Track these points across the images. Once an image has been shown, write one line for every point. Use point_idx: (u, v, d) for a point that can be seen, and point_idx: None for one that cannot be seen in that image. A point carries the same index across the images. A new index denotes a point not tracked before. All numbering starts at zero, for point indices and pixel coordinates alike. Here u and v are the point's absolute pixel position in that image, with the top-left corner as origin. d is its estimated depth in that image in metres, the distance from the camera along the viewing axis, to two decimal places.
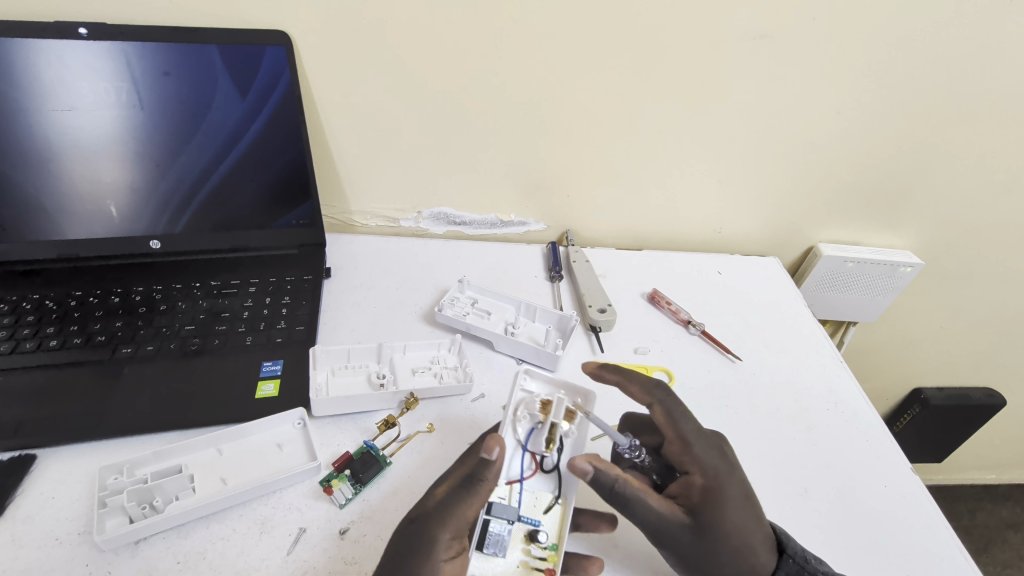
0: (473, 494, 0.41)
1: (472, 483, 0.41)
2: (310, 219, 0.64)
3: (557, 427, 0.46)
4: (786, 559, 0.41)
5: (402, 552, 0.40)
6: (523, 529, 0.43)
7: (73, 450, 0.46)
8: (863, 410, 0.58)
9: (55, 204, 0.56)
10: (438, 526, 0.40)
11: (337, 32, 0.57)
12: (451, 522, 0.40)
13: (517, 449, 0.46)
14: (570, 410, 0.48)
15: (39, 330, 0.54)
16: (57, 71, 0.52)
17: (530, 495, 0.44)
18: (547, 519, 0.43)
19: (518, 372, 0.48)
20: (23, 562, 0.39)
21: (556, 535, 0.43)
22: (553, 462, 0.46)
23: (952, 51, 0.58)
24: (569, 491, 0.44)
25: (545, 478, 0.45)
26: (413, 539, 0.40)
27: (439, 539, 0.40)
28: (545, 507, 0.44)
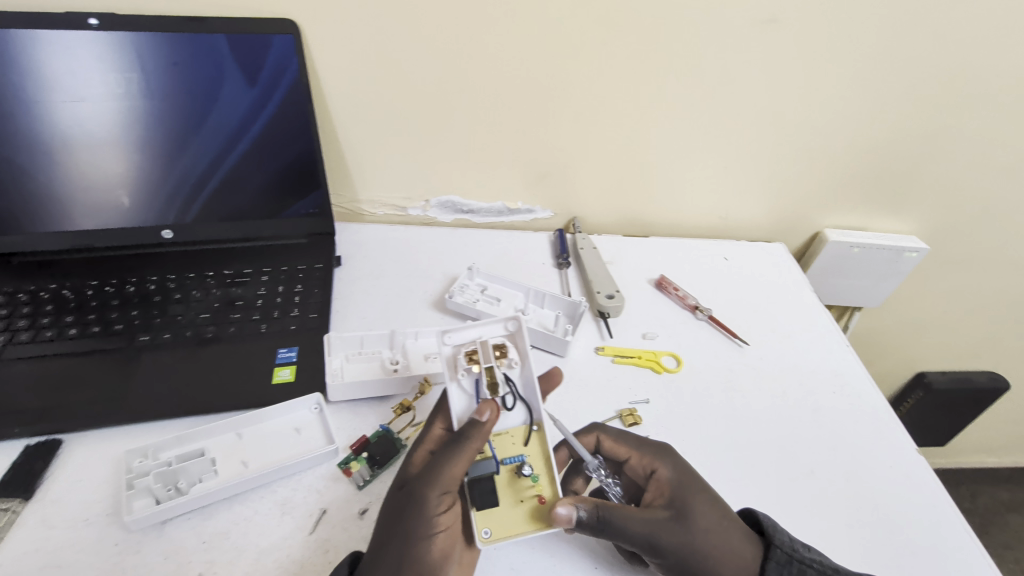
0: (460, 453, 0.40)
1: (459, 441, 0.40)
2: (319, 208, 0.65)
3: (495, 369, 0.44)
4: (775, 549, 0.41)
5: (396, 514, 0.40)
6: (508, 467, 0.43)
7: (95, 435, 0.47)
8: (868, 393, 0.59)
9: (69, 195, 0.57)
10: (427, 488, 0.40)
11: (346, 21, 0.57)
12: (439, 483, 0.40)
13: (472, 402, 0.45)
14: (501, 347, 0.45)
15: (58, 319, 0.55)
16: (68, 62, 0.52)
17: (505, 437, 0.45)
18: (528, 450, 0.44)
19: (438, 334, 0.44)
20: (53, 542, 0.41)
21: (539, 463, 0.44)
22: (512, 398, 0.45)
23: (961, 35, 0.58)
24: (539, 416, 0.45)
25: (511, 413, 0.45)
26: (404, 501, 0.40)
27: (429, 500, 0.40)
28: (522, 439, 0.44)
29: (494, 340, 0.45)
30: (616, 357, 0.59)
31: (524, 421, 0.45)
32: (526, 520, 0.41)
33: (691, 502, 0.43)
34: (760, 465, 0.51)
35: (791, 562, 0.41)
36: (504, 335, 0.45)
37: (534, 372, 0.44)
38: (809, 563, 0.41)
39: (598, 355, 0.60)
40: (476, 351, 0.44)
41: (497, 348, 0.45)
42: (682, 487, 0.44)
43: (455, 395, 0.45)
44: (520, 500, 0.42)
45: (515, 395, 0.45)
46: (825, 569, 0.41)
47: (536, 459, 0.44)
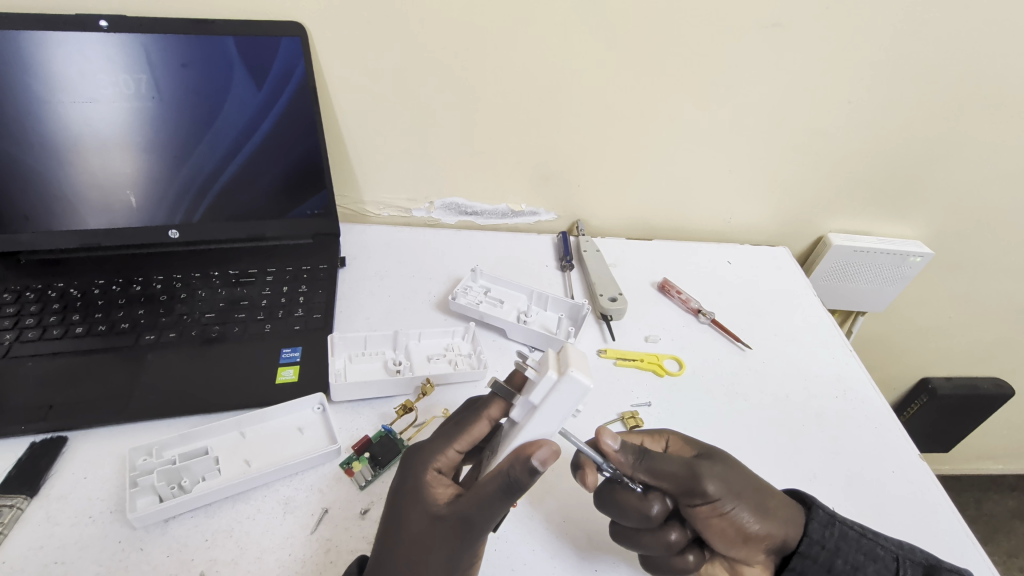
0: (507, 498, 0.37)
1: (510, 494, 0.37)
2: (324, 209, 0.65)
3: None
4: (816, 509, 0.43)
5: (430, 547, 0.39)
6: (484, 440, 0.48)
7: (101, 433, 0.48)
8: (871, 398, 0.59)
9: (78, 195, 0.58)
10: (471, 528, 0.38)
11: (352, 24, 0.58)
12: (486, 527, 0.38)
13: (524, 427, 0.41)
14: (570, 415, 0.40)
15: (65, 318, 0.55)
16: (77, 64, 0.53)
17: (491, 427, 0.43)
18: None
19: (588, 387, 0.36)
20: (58, 539, 0.41)
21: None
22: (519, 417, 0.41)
23: (967, 39, 0.58)
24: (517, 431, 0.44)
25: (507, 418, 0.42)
26: (439, 536, 0.39)
27: (473, 539, 0.38)
28: None
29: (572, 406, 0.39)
30: (618, 360, 0.59)
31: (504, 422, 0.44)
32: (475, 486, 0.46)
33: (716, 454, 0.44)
34: (762, 470, 0.50)
35: (833, 519, 0.43)
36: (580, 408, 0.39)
37: None
38: (850, 525, 0.43)
39: (600, 358, 0.60)
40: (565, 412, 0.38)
41: None
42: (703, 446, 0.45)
43: (540, 420, 0.37)
44: None
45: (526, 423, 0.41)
46: (863, 533, 0.43)
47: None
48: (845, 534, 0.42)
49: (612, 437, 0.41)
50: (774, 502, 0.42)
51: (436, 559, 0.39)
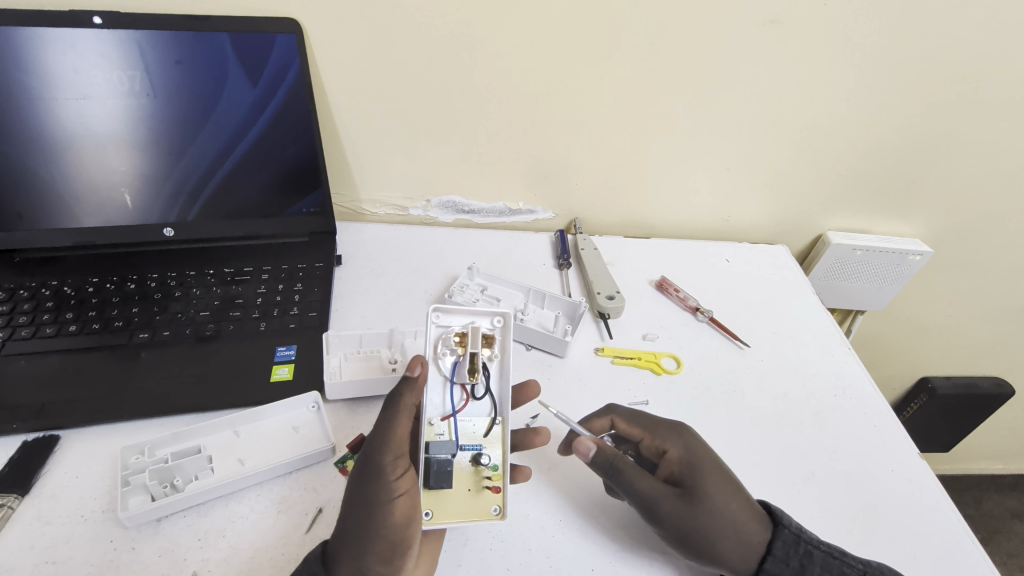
0: (398, 409, 0.42)
1: (399, 402, 0.42)
2: (320, 207, 0.65)
3: (478, 357, 0.43)
4: (782, 530, 0.42)
5: (354, 489, 0.40)
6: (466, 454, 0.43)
7: (94, 431, 0.47)
8: (870, 396, 0.58)
9: (72, 193, 0.57)
10: (376, 450, 0.40)
11: (348, 21, 0.57)
12: (388, 445, 0.40)
13: (446, 384, 0.44)
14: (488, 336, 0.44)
15: (58, 316, 0.55)
16: (71, 60, 0.52)
17: (467, 423, 0.44)
18: (489, 443, 0.44)
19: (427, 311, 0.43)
20: (48, 538, 0.40)
21: (496, 456, 0.43)
22: (483, 389, 0.45)
23: (967, 36, 0.58)
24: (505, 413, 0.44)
25: (479, 405, 0.45)
26: (357, 476, 0.41)
27: (380, 468, 0.40)
28: (482, 430, 0.44)
29: (483, 329, 0.44)
30: (616, 358, 0.59)
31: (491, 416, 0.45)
32: (471, 506, 0.42)
33: (700, 480, 0.43)
34: (760, 468, 0.50)
35: (800, 540, 0.42)
36: (493, 328, 0.45)
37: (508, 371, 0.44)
38: (816, 544, 0.42)
39: (597, 356, 0.59)
40: (464, 332, 0.44)
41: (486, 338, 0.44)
42: (693, 466, 0.44)
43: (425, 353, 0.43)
44: (472, 489, 0.42)
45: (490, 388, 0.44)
46: (833, 552, 0.41)
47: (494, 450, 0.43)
48: (810, 554, 0.41)
49: (587, 445, 0.43)
50: (732, 550, 0.41)
51: (356, 499, 0.40)
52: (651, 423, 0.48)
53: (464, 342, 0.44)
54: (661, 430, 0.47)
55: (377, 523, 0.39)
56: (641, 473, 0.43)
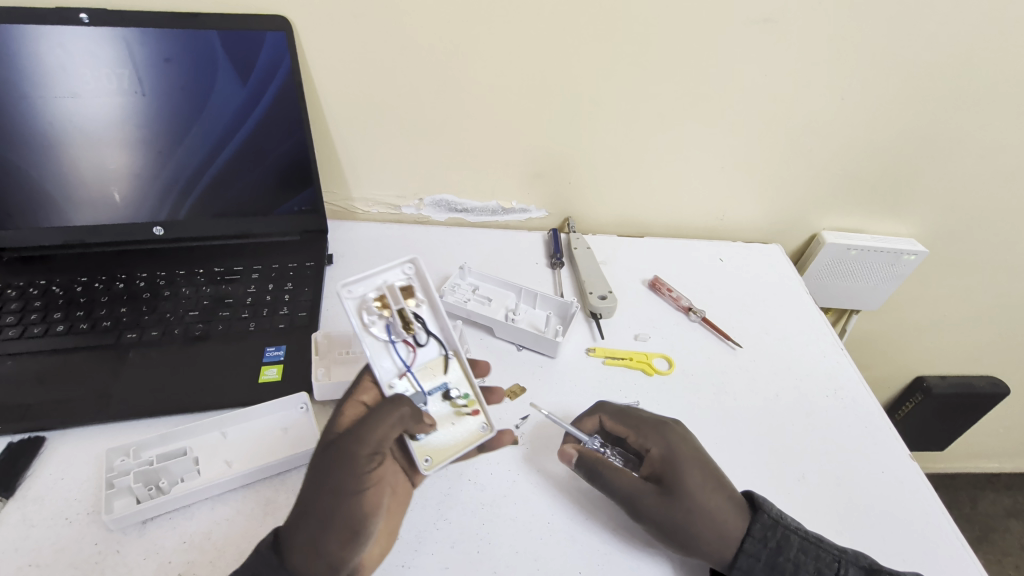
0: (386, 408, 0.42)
1: (395, 405, 0.43)
2: (311, 206, 0.65)
3: (406, 309, 0.46)
4: (761, 513, 0.42)
5: (323, 473, 0.41)
6: (438, 397, 0.48)
7: (81, 432, 0.47)
8: (862, 397, 0.58)
9: (62, 192, 0.57)
10: (358, 443, 0.41)
11: (338, 19, 0.57)
12: (370, 440, 0.41)
13: (387, 346, 0.47)
14: (406, 288, 0.47)
15: (46, 316, 0.54)
16: (58, 57, 0.52)
17: (424, 370, 0.49)
18: (450, 375, 0.49)
19: (337, 291, 0.44)
20: (33, 541, 0.40)
21: (464, 384, 0.49)
22: (424, 334, 0.48)
23: (961, 35, 0.57)
24: (454, 344, 0.49)
25: (426, 348, 0.49)
26: (332, 460, 0.41)
27: (360, 459, 0.41)
28: (442, 368, 0.49)
29: (397, 282, 0.47)
30: (607, 358, 0.59)
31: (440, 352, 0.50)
32: (465, 434, 0.47)
33: (680, 477, 0.43)
34: (752, 471, 0.50)
35: (778, 526, 0.42)
36: (405, 276, 0.47)
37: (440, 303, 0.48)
38: (794, 528, 0.42)
39: (588, 356, 0.59)
40: (382, 293, 0.46)
41: (405, 287, 0.47)
42: (672, 463, 0.44)
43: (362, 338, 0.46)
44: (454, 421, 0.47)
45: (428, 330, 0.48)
46: (809, 536, 0.42)
47: (461, 380, 0.49)
48: (787, 538, 0.42)
49: (569, 452, 0.46)
50: (716, 550, 0.41)
51: (327, 485, 0.40)
52: (637, 422, 0.48)
53: (386, 303, 0.45)
54: (644, 429, 0.47)
55: (342, 509, 0.40)
56: (619, 473, 0.44)
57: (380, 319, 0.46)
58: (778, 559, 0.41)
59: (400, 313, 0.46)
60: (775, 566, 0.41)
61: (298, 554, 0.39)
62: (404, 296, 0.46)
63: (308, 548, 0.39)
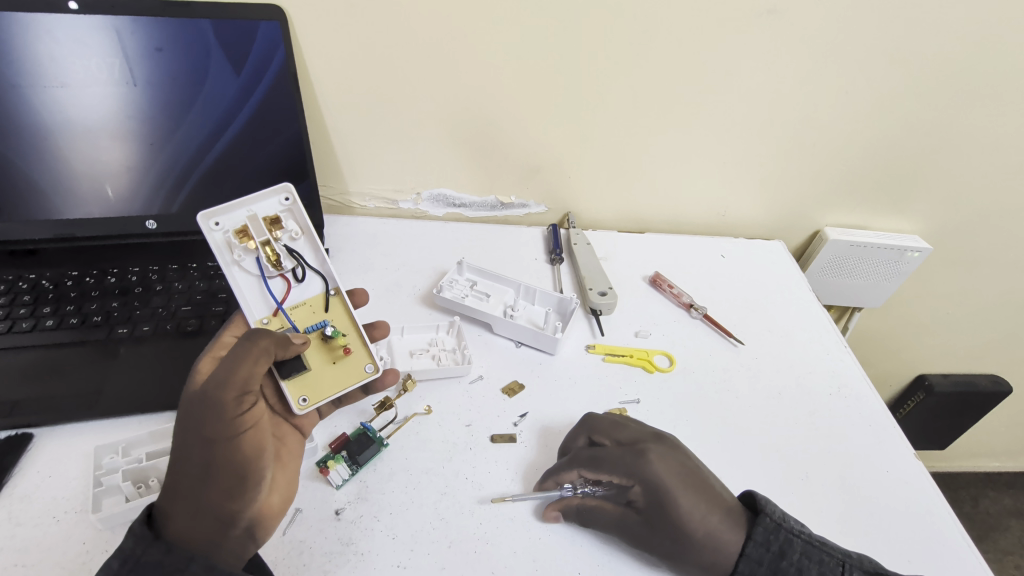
0: (250, 350, 0.38)
1: (249, 341, 0.38)
2: (307, 199, 0.64)
3: (269, 242, 0.43)
4: (763, 517, 0.41)
5: (189, 430, 0.37)
6: (313, 335, 0.45)
7: (70, 429, 0.46)
8: (865, 395, 0.57)
9: (51, 185, 0.56)
10: (216, 391, 0.37)
11: (332, 8, 0.56)
12: (233, 383, 0.37)
13: (258, 281, 0.44)
14: (274, 219, 0.43)
15: (36, 310, 0.53)
16: (47, 46, 0.51)
17: (302, 308, 0.45)
18: (329, 316, 0.46)
19: (198, 217, 0.40)
20: (19, 540, 0.39)
21: (342, 321, 0.46)
22: (302, 270, 0.45)
23: (968, 27, 0.56)
24: (335, 282, 0.46)
25: (304, 285, 0.45)
26: (193, 416, 0.37)
27: (229, 410, 0.37)
28: (321, 307, 0.46)
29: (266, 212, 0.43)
30: (607, 355, 0.58)
31: (320, 290, 0.46)
32: (346, 374, 0.46)
33: (671, 508, 0.42)
34: (754, 471, 0.49)
35: (781, 529, 0.41)
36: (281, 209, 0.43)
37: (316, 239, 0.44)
38: (797, 532, 0.41)
39: (588, 353, 0.58)
40: (244, 224, 0.42)
41: (271, 219, 0.43)
42: (659, 498, 0.42)
43: (237, 275, 0.43)
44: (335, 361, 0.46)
45: (306, 266, 0.45)
46: (813, 539, 0.40)
47: (338, 320, 0.46)
48: (790, 542, 0.40)
49: (551, 514, 0.43)
50: (722, 566, 0.41)
51: (196, 443, 0.37)
52: (613, 461, 0.44)
53: (249, 235, 0.42)
54: (622, 467, 0.44)
55: (218, 460, 0.38)
56: (607, 520, 0.42)
57: (246, 252, 0.43)
58: (781, 563, 0.40)
59: (264, 246, 0.42)
60: (779, 570, 0.40)
61: (181, 517, 0.37)
62: (271, 229, 0.43)
63: (192, 508, 0.37)
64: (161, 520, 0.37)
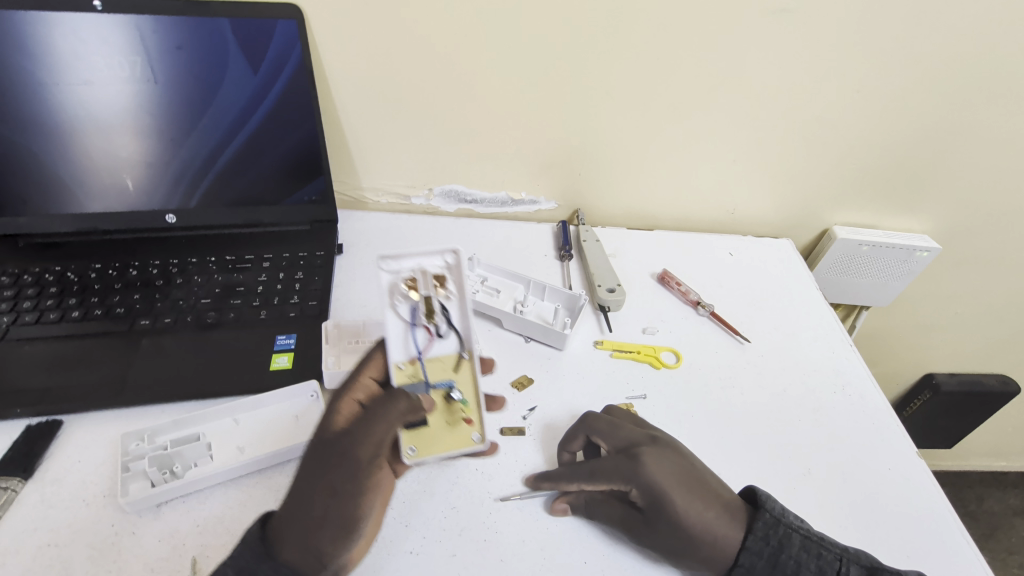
0: (390, 415, 0.41)
1: (393, 399, 0.42)
2: (321, 195, 0.65)
3: (430, 297, 0.44)
4: (763, 513, 0.42)
5: (323, 470, 0.40)
6: (439, 392, 0.46)
7: (96, 417, 0.48)
8: (869, 394, 0.58)
9: (76, 180, 0.58)
10: (358, 445, 0.41)
11: (348, 7, 0.56)
12: (370, 441, 0.41)
13: (407, 327, 0.45)
14: (439, 276, 0.44)
15: (61, 301, 0.55)
16: (72, 44, 0.52)
17: (435, 363, 0.46)
18: (456, 377, 0.46)
19: (376, 261, 0.42)
20: (50, 522, 0.41)
21: (468, 389, 0.46)
22: (446, 327, 0.46)
23: (981, 28, 0.56)
24: (471, 346, 0.46)
25: (445, 341, 0.47)
26: (331, 458, 0.40)
27: (363, 464, 0.41)
28: (453, 365, 0.47)
29: (433, 270, 0.44)
30: (615, 351, 0.59)
31: (456, 349, 0.47)
32: (452, 440, 0.45)
33: (670, 511, 0.42)
34: (758, 466, 0.50)
35: (780, 525, 0.42)
36: (443, 266, 0.44)
37: (467, 305, 0.45)
38: (796, 527, 0.42)
39: (596, 349, 0.59)
40: (415, 275, 0.43)
41: (437, 276, 0.44)
42: (658, 502, 0.42)
43: (389, 320, 0.45)
44: (449, 422, 0.46)
45: (452, 325, 0.46)
46: (811, 535, 0.42)
47: (466, 386, 0.46)
48: (789, 536, 0.42)
49: (559, 507, 0.45)
50: (722, 561, 0.42)
51: (326, 483, 0.40)
52: (608, 470, 0.44)
53: (417, 286, 0.43)
54: (616, 474, 0.44)
55: (340, 506, 0.39)
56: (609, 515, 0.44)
57: (406, 300, 0.44)
58: (780, 557, 0.41)
59: (425, 300, 0.44)
60: (777, 564, 0.41)
61: (290, 545, 0.38)
62: (434, 286, 0.44)
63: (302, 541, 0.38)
64: (271, 543, 0.38)
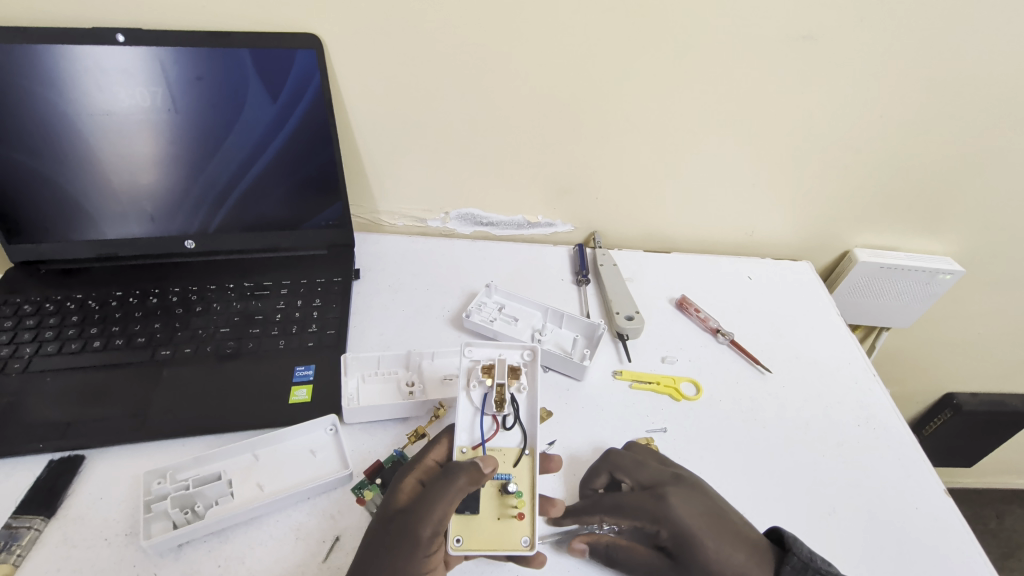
0: (449, 492, 0.41)
1: (453, 476, 0.42)
2: (339, 220, 0.65)
3: (504, 386, 0.47)
4: (791, 556, 0.42)
5: (381, 545, 0.41)
6: (495, 484, 0.44)
7: (117, 451, 0.48)
8: (894, 426, 0.57)
9: (97, 208, 0.58)
10: (418, 522, 0.41)
11: (368, 35, 0.56)
12: (430, 520, 0.41)
13: (476, 414, 0.47)
14: (514, 368, 0.48)
15: (83, 331, 0.56)
16: (94, 76, 0.52)
17: (497, 454, 0.46)
18: (516, 472, 0.45)
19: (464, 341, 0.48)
20: (73, 562, 0.41)
21: (525, 484, 0.44)
22: (512, 419, 0.47)
23: (1010, 53, 0.55)
24: (534, 441, 0.46)
25: (509, 434, 0.47)
26: (391, 535, 0.41)
27: (421, 543, 0.40)
28: (512, 460, 0.45)
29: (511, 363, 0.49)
30: (634, 382, 0.58)
31: (518, 446, 0.46)
32: (502, 535, 0.42)
33: (698, 551, 0.42)
34: (781, 504, 0.49)
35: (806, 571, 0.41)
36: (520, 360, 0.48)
37: (538, 400, 0.46)
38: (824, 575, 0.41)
39: (616, 380, 0.59)
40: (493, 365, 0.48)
41: (513, 368, 0.48)
42: (686, 540, 0.43)
43: (462, 401, 0.47)
44: (499, 516, 0.43)
45: (517, 417, 0.47)
46: None
47: (523, 482, 0.44)
48: None
49: (578, 547, 0.44)
50: None
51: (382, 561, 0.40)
52: (636, 506, 0.45)
53: (492, 374, 0.47)
54: (643, 513, 0.45)
55: None
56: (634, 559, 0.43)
57: (481, 386, 0.47)
58: None
59: (498, 388, 0.47)
60: None
61: None
62: (510, 377, 0.47)
63: None
64: None
